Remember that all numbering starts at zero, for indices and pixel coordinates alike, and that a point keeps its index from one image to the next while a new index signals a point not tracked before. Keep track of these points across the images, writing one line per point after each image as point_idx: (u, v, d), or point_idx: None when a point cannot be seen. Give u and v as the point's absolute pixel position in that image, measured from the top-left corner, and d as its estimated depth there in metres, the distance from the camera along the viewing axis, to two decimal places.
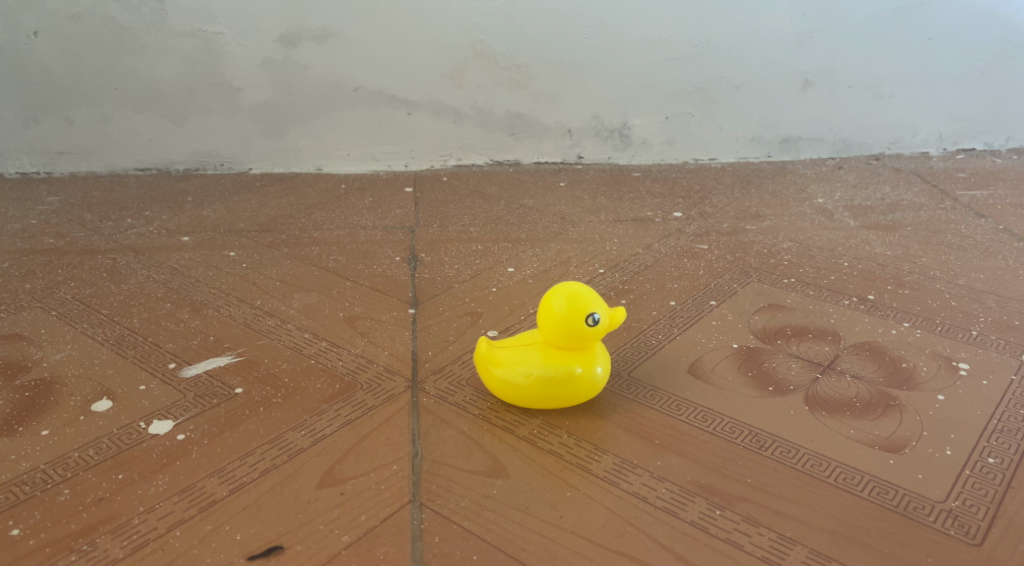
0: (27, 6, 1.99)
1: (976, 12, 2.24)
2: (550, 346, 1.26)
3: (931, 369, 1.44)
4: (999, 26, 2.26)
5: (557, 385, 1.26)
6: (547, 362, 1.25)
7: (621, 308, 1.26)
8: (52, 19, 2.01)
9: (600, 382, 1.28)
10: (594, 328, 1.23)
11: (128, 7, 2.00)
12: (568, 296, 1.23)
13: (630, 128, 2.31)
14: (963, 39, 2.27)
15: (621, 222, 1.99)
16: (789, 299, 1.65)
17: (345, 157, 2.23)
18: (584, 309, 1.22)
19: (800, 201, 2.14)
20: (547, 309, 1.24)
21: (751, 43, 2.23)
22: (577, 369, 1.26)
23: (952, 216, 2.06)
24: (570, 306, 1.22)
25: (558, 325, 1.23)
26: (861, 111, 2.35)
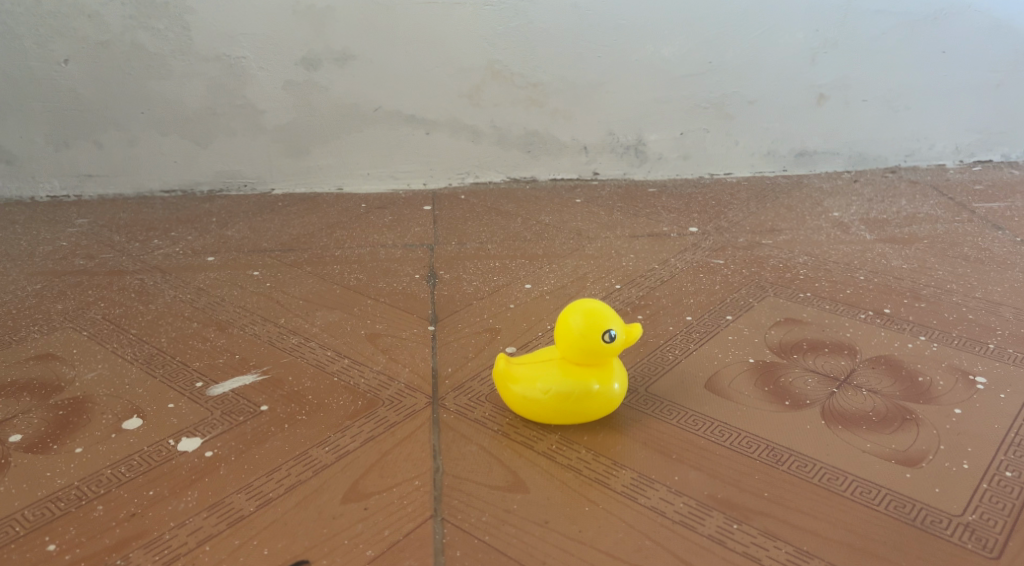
0: (57, 34, 2.04)
1: (991, 25, 2.25)
2: (567, 362, 1.28)
3: (948, 383, 1.45)
4: (1015, 38, 2.27)
5: (575, 401, 1.28)
6: (564, 378, 1.28)
7: (637, 325, 1.29)
8: (81, 46, 2.06)
9: (617, 398, 1.30)
10: (611, 344, 1.25)
11: (155, 34, 2.05)
12: (585, 312, 1.25)
13: (645, 144, 2.33)
14: (977, 51, 2.29)
15: (637, 237, 2.01)
16: (805, 313, 1.67)
17: (365, 176, 2.27)
18: (602, 326, 1.25)
19: (816, 215, 2.16)
20: (564, 326, 1.26)
21: (765, 60, 2.25)
22: (595, 385, 1.28)
23: (970, 228, 2.07)
24: (588, 323, 1.24)
25: (575, 342, 1.25)
26: (877, 124, 2.36)
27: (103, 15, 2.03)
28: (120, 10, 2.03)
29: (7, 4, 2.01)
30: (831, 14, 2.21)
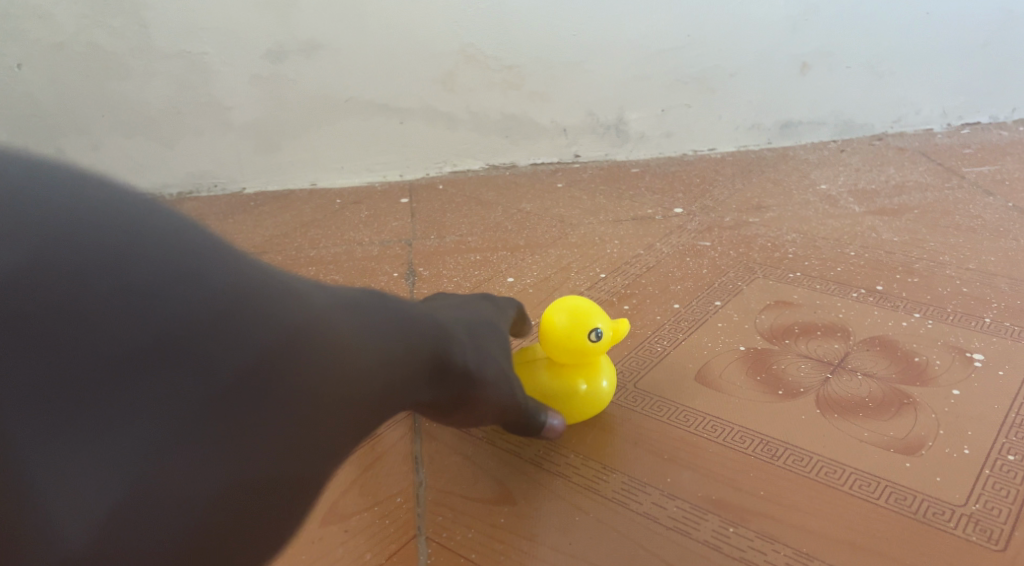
0: (10, 38, 1.96)
1: None
2: (550, 362, 1.24)
3: (944, 362, 1.41)
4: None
5: (563, 403, 1.23)
6: (549, 379, 1.23)
7: (624, 323, 1.25)
8: (35, 49, 1.98)
9: (605, 399, 1.26)
10: (598, 343, 1.21)
11: (111, 32, 1.97)
12: (567, 309, 1.21)
13: (626, 122, 2.29)
14: (962, 13, 2.27)
15: (621, 221, 1.97)
16: (795, 295, 1.64)
17: (340, 171, 2.21)
18: (586, 325, 1.20)
19: (803, 189, 2.14)
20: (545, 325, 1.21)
21: (745, 32, 2.21)
22: (582, 385, 1.23)
23: (960, 195, 2.06)
24: (572, 322, 1.20)
25: (560, 342, 1.21)
26: (862, 91, 2.35)
27: (56, 16, 1.94)
28: (73, 10, 1.94)
29: None
30: None
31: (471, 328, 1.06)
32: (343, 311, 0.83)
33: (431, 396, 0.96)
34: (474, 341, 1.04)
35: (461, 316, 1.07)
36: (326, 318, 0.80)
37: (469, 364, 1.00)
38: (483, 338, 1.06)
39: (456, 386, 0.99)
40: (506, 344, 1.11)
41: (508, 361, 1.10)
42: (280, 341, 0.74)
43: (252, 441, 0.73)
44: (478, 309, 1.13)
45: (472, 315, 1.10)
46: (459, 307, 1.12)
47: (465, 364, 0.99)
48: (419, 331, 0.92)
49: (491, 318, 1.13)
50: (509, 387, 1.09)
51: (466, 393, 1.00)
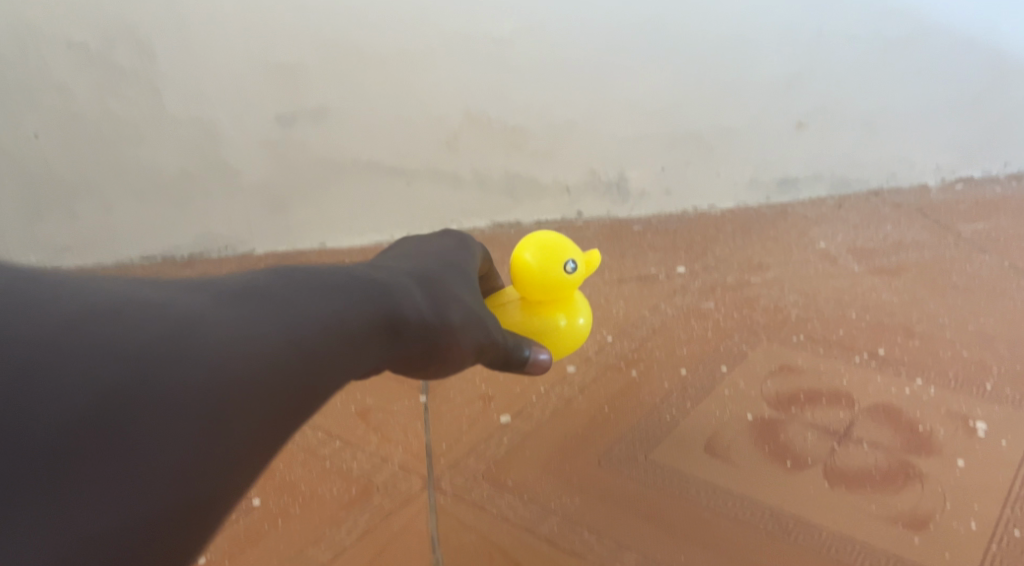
0: (24, 107, 1.97)
1: (964, 45, 2.29)
2: (530, 302, 1.37)
3: (948, 431, 1.44)
4: (990, 57, 2.32)
5: (545, 335, 1.35)
6: (533, 317, 1.36)
7: (593, 252, 1.38)
8: (50, 118, 1.99)
9: (582, 331, 1.39)
10: (573, 275, 1.34)
11: (125, 100, 2.00)
12: (536, 249, 1.34)
13: (627, 180, 2.33)
14: (951, 72, 2.33)
15: (625, 281, 2.00)
16: (800, 359, 1.66)
17: (347, 230, 2.24)
18: (560, 258, 1.33)
19: (803, 247, 2.18)
20: (518, 273, 1.34)
21: (743, 93, 2.26)
22: (562, 320, 1.36)
23: (956, 253, 2.11)
24: (547, 258, 1.33)
25: (536, 281, 1.33)
26: (858, 147, 2.40)
27: (71, 86, 1.97)
28: (89, 80, 1.97)
29: None
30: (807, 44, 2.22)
31: (425, 273, 1.05)
32: (232, 304, 0.83)
33: (385, 351, 0.95)
34: (429, 286, 1.03)
35: (414, 266, 1.06)
36: (204, 315, 0.81)
37: (424, 313, 0.99)
38: (441, 283, 1.05)
39: (415, 336, 0.97)
40: (468, 288, 1.10)
41: (477, 305, 1.09)
42: (137, 358, 0.76)
43: (145, 458, 0.74)
44: (436, 256, 1.13)
45: (429, 263, 1.09)
46: (412, 256, 1.11)
47: (421, 311, 0.99)
48: (352, 297, 0.92)
49: (449, 263, 1.12)
50: (482, 329, 1.08)
51: (432, 341, 0.99)
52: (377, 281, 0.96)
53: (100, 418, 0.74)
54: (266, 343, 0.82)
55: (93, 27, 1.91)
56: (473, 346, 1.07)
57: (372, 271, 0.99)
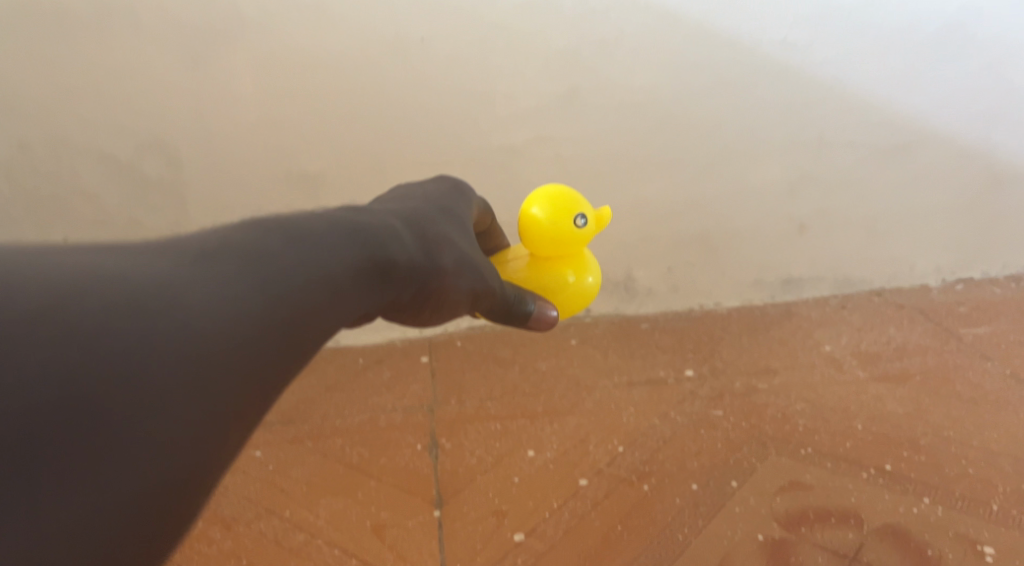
0: (58, 218, 2.14)
1: (956, 152, 2.33)
2: (544, 255, 1.60)
3: (955, 557, 1.50)
4: (984, 163, 2.35)
5: (557, 286, 1.59)
6: (546, 271, 1.59)
7: (602, 209, 1.62)
8: (82, 228, 2.15)
9: (589, 286, 1.62)
10: (583, 228, 1.57)
11: (152, 210, 2.14)
12: (549, 203, 1.56)
13: (634, 279, 2.39)
14: (946, 177, 2.36)
15: (634, 384, 2.03)
16: (808, 474, 1.68)
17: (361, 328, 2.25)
18: (569, 213, 1.56)
19: (808, 349, 2.21)
20: (534, 221, 1.56)
21: (746, 199, 2.33)
22: (570, 276, 1.60)
23: (959, 359, 2.14)
24: (557, 213, 1.56)
25: (550, 233, 1.56)
26: (859, 249, 2.44)
27: (102, 198, 2.12)
28: (118, 192, 2.12)
29: (10, 193, 2.10)
30: (806, 150, 2.29)
31: (420, 218, 1.21)
32: (205, 264, 0.92)
33: (390, 291, 1.09)
34: (425, 230, 1.19)
35: (411, 210, 1.23)
36: (168, 288, 0.88)
37: (415, 259, 1.13)
38: (438, 230, 1.22)
39: (410, 277, 1.12)
40: (458, 232, 1.27)
41: (469, 253, 1.25)
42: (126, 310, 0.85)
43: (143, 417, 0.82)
44: (430, 202, 1.30)
45: (424, 208, 1.26)
46: (406, 201, 1.27)
47: (411, 255, 1.13)
48: (356, 237, 1.07)
49: (440, 208, 1.29)
50: (474, 276, 1.24)
51: (426, 283, 1.15)
52: (376, 222, 1.12)
53: (82, 390, 0.81)
54: (246, 297, 0.92)
55: (126, 143, 2.06)
56: (466, 289, 1.23)
57: (373, 213, 1.15)
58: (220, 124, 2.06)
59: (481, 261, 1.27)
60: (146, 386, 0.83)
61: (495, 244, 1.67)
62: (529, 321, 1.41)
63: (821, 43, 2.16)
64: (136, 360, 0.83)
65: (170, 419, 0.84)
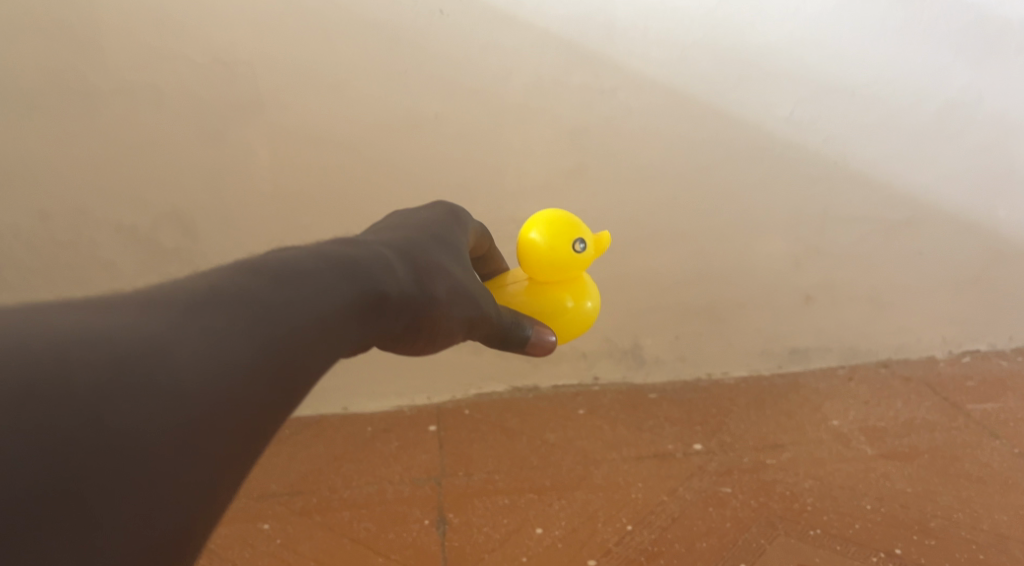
0: (73, 285, 2.14)
1: (961, 228, 2.35)
2: (544, 278, 1.61)
3: None
4: (986, 241, 2.37)
5: (556, 311, 1.60)
6: (545, 296, 1.60)
7: (602, 233, 1.64)
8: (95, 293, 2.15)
9: (589, 312, 1.63)
10: (583, 252, 1.59)
11: (167, 277, 2.15)
12: (548, 227, 1.58)
13: (642, 347, 2.38)
14: (952, 253, 2.38)
15: (643, 457, 2.03)
16: (818, 558, 1.71)
17: (370, 394, 2.28)
18: (567, 237, 1.58)
19: (816, 424, 2.19)
20: (535, 244, 1.58)
21: (752, 271, 2.34)
22: (570, 301, 1.61)
23: (968, 437, 2.12)
24: (555, 237, 1.57)
25: (550, 256, 1.58)
26: (866, 321, 2.44)
27: (118, 265, 2.13)
28: (134, 259, 2.13)
29: (26, 259, 2.11)
30: (813, 223, 2.30)
31: (414, 247, 1.25)
32: (191, 317, 0.97)
33: (382, 322, 1.14)
34: (419, 260, 1.23)
35: (405, 239, 1.26)
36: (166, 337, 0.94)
37: (405, 291, 1.17)
38: (432, 258, 1.25)
39: (402, 308, 1.16)
40: (453, 259, 1.30)
41: (467, 283, 1.28)
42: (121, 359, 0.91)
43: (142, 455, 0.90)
44: (424, 229, 1.33)
45: (418, 236, 1.29)
46: (401, 229, 1.32)
47: (402, 286, 1.17)
48: (348, 274, 1.11)
49: (435, 236, 1.32)
50: (471, 304, 1.28)
51: (418, 313, 1.19)
52: (367, 255, 1.16)
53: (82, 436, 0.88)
54: (238, 348, 0.98)
55: (143, 214, 2.09)
56: (461, 319, 1.27)
57: (368, 245, 1.20)
58: (237, 195, 2.09)
59: (478, 291, 1.30)
60: (136, 440, 0.90)
61: (495, 267, 1.67)
62: (529, 345, 1.43)
63: (825, 121, 2.19)
64: (122, 417, 0.90)
65: (160, 471, 0.90)
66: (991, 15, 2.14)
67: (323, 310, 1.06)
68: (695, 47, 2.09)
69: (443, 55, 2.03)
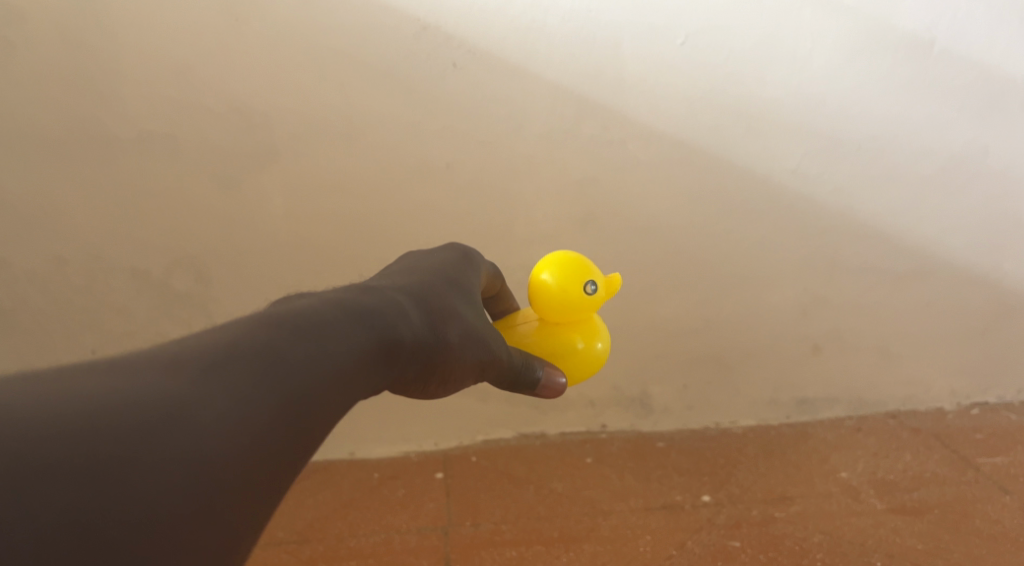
0: (86, 328, 2.16)
1: (969, 280, 2.33)
2: (555, 319, 1.61)
3: None
4: (993, 294, 2.35)
5: (566, 352, 1.59)
6: (556, 337, 1.60)
7: (614, 275, 1.63)
8: (108, 337, 2.17)
9: (600, 352, 1.63)
10: (595, 294, 1.58)
11: (178, 321, 2.16)
12: (559, 268, 1.58)
13: (650, 396, 2.36)
14: (959, 304, 2.36)
15: (651, 509, 2.06)
16: None
17: (377, 440, 2.29)
18: (578, 278, 1.58)
19: (824, 476, 2.17)
20: (546, 286, 1.58)
21: (759, 321, 2.33)
22: (580, 343, 1.60)
23: (978, 492, 2.09)
24: (565, 277, 1.57)
25: (561, 297, 1.57)
26: (874, 373, 2.41)
27: (131, 309, 2.15)
28: (146, 303, 2.15)
29: (42, 302, 2.13)
30: (819, 273, 2.29)
31: (429, 291, 1.30)
32: (216, 371, 1.02)
33: (399, 366, 1.19)
34: (433, 305, 1.28)
35: (421, 283, 1.32)
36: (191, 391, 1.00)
37: (419, 337, 1.22)
38: (446, 303, 1.30)
39: (417, 352, 1.21)
40: (467, 303, 1.35)
41: (478, 327, 1.33)
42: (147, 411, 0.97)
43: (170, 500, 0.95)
44: (439, 271, 1.38)
45: (433, 280, 1.35)
46: (413, 273, 1.36)
47: (416, 332, 1.22)
48: (365, 322, 1.16)
49: (450, 279, 1.37)
50: (483, 347, 1.33)
51: (432, 357, 1.23)
52: (383, 302, 1.21)
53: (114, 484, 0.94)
54: (261, 399, 1.03)
55: (157, 259, 2.11)
56: (473, 362, 1.31)
57: (382, 291, 1.24)
58: (249, 241, 2.11)
59: (489, 333, 1.35)
60: (162, 486, 0.95)
61: (506, 307, 1.69)
62: (539, 387, 1.45)
63: (831, 172, 2.20)
64: (143, 470, 0.95)
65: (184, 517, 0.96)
66: (995, 71, 2.15)
67: (343, 356, 1.11)
68: (702, 100, 2.11)
69: (454, 108, 2.06)
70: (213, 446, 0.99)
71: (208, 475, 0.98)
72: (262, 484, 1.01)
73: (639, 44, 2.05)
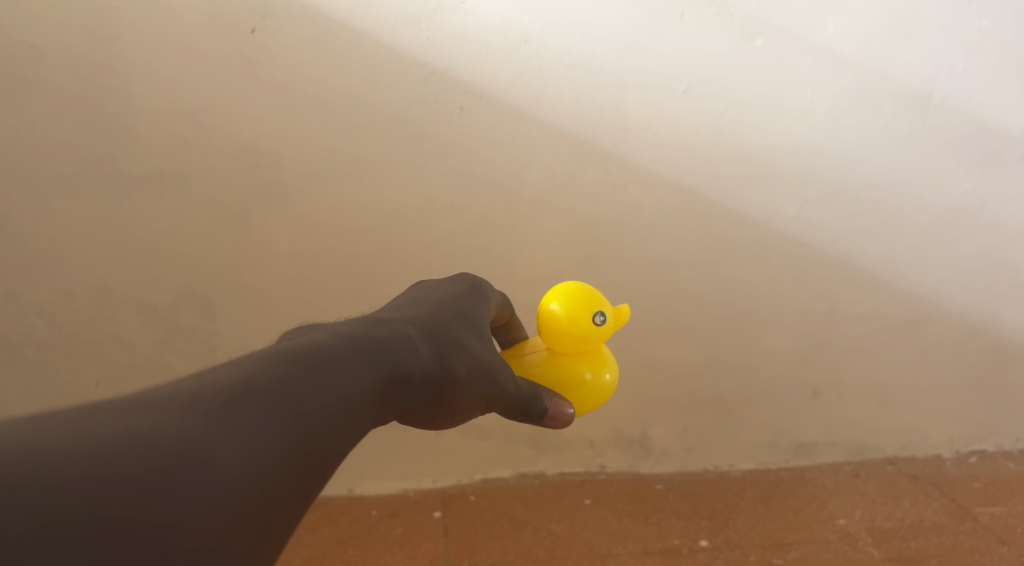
0: (91, 361, 2.17)
1: (967, 329, 2.34)
2: (563, 350, 1.62)
3: None
4: (991, 344, 2.36)
5: (574, 382, 1.60)
6: (564, 368, 1.60)
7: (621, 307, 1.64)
8: (112, 369, 2.17)
9: (607, 384, 1.63)
10: (603, 325, 1.60)
11: (182, 354, 2.17)
12: (568, 298, 1.60)
13: (649, 437, 2.36)
14: (958, 353, 2.37)
15: (648, 553, 2.06)
16: None
17: (376, 476, 2.29)
18: (587, 309, 1.59)
19: (823, 523, 2.17)
20: (555, 316, 1.59)
21: (759, 367, 2.33)
22: (588, 373, 1.61)
23: (976, 542, 2.09)
24: (575, 308, 1.59)
25: (569, 328, 1.59)
26: (873, 419, 2.41)
27: (135, 342, 2.16)
28: (151, 337, 2.16)
29: (48, 334, 2.14)
30: (818, 319, 2.30)
31: (437, 325, 1.31)
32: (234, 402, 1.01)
33: (407, 398, 1.19)
34: (441, 337, 1.29)
35: (428, 316, 1.33)
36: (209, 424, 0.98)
37: (428, 370, 1.22)
38: (453, 336, 1.31)
39: (425, 386, 1.21)
40: (475, 336, 1.35)
41: (486, 360, 1.34)
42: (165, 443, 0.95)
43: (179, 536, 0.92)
44: (447, 305, 1.39)
45: (441, 313, 1.35)
46: (421, 306, 1.37)
47: (425, 365, 1.22)
48: (375, 354, 1.16)
49: (457, 313, 1.38)
50: (490, 381, 1.33)
51: (440, 389, 1.24)
52: (392, 335, 1.22)
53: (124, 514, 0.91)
54: (275, 433, 1.01)
55: (164, 293, 2.13)
56: (480, 395, 1.31)
57: (391, 324, 1.25)
58: (255, 276, 2.13)
59: (497, 365, 1.35)
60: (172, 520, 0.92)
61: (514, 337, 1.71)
62: (548, 418, 1.43)
63: (831, 218, 2.22)
64: (154, 503, 0.92)
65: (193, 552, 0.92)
66: (992, 125, 2.18)
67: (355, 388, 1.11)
68: (702, 150, 2.14)
69: (459, 150, 2.09)
70: (225, 483, 0.96)
71: (220, 509, 0.95)
72: (273, 521, 0.99)
73: (641, 94, 2.09)
